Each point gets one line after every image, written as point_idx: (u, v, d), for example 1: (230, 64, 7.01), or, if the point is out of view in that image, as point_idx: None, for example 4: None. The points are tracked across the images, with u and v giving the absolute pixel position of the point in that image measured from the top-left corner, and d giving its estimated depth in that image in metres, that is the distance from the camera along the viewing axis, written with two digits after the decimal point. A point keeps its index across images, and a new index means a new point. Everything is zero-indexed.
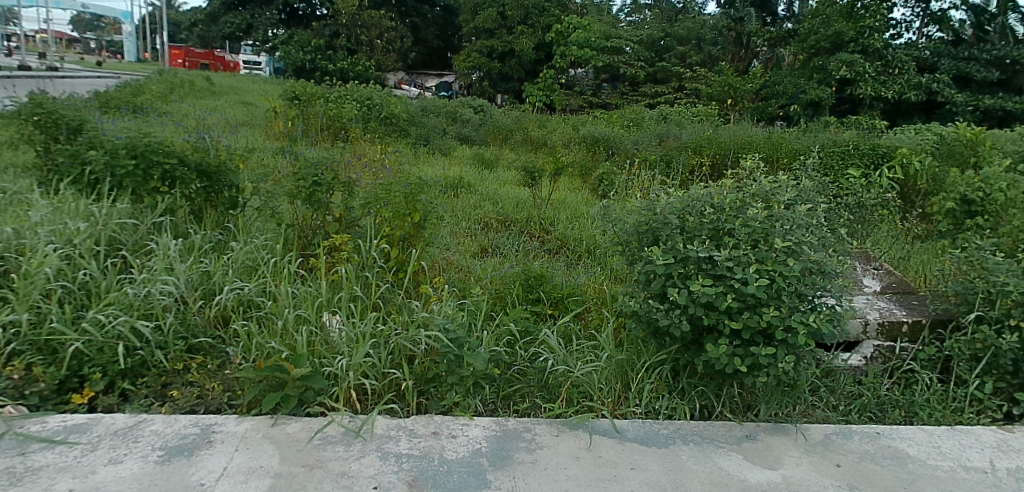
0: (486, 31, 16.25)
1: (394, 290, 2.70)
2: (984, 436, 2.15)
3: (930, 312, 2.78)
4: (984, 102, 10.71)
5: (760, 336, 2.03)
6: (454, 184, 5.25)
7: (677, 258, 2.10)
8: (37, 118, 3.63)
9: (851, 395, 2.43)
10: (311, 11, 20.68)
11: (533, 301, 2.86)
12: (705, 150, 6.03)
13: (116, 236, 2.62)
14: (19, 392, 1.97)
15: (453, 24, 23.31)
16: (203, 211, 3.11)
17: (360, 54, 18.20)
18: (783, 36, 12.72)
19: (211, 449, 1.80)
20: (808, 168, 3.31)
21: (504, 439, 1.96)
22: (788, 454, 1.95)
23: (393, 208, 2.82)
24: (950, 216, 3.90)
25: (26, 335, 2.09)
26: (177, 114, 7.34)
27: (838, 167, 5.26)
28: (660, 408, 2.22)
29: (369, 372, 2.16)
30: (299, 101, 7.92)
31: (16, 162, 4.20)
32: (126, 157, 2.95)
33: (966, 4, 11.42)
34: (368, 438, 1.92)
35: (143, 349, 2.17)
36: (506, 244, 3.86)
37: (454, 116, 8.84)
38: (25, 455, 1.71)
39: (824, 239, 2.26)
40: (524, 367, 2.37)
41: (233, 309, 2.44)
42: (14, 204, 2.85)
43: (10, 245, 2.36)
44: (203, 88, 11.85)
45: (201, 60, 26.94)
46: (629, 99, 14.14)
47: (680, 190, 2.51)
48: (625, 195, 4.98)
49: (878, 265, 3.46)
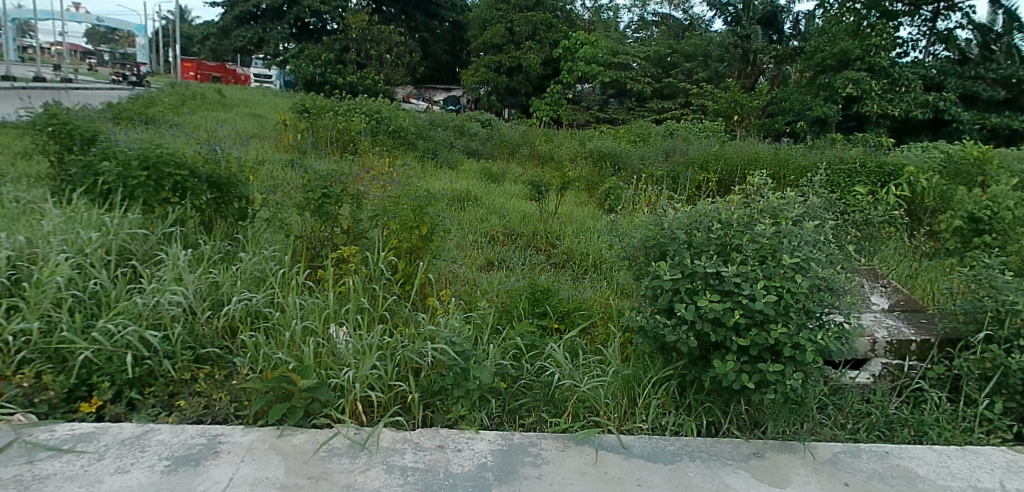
0: (494, 46, 16.43)
1: (400, 303, 2.71)
2: (994, 456, 2.12)
3: (938, 330, 2.75)
4: (990, 121, 10.68)
5: (768, 352, 2.02)
6: (461, 197, 5.28)
7: (684, 273, 2.10)
8: (54, 128, 3.71)
9: (859, 413, 2.41)
10: (322, 25, 21.05)
11: (539, 315, 2.87)
12: (712, 166, 6.02)
13: (127, 246, 2.64)
14: (30, 400, 2.00)
15: (462, 39, 23.69)
16: (213, 222, 3.14)
17: (370, 68, 18.36)
18: (789, 54, 13.06)
19: (217, 459, 1.80)
20: (816, 184, 3.30)
21: (509, 453, 1.95)
22: (797, 471, 1.94)
23: (400, 220, 2.82)
24: (957, 235, 3.83)
25: (37, 343, 2.11)
26: (188, 126, 7.46)
27: (845, 185, 5.30)
28: (666, 424, 2.22)
29: (376, 384, 2.16)
30: (309, 114, 8.03)
31: (31, 171, 4.25)
32: (138, 168, 2.99)
33: (972, 24, 11.38)
34: (374, 451, 1.91)
35: (151, 358, 2.19)
36: (512, 257, 3.87)
37: (461, 130, 8.94)
38: (32, 463, 1.72)
39: (832, 255, 2.25)
40: (530, 381, 2.37)
41: (241, 319, 2.46)
42: (28, 213, 2.88)
43: (23, 254, 2.39)
44: (214, 101, 12.00)
45: (213, 73, 27.52)
46: (635, 115, 14.25)
47: (688, 205, 2.51)
48: (632, 210, 5.00)
49: (886, 282, 3.44)
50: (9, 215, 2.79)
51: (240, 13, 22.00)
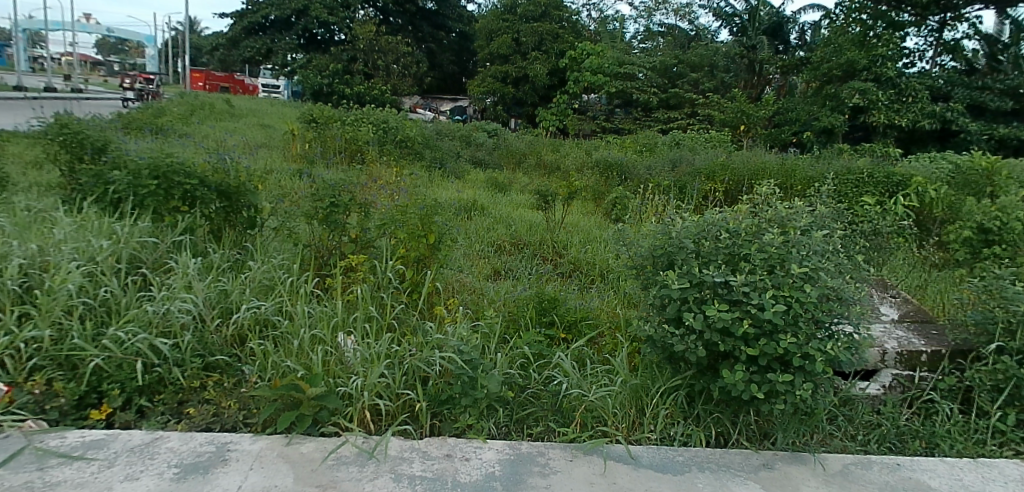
0: (500, 56, 16.64)
1: (408, 311, 2.72)
2: (1007, 469, 2.10)
3: (950, 341, 2.73)
4: (998, 132, 10.63)
5: (777, 362, 2.01)
6: (467, 206, 5.30)
7: (692, 283, 2.10)
8: (65, 137, 3.76)
9: (870, 424, 2.39)
10: (329, 36, 21.29)
11: (546, 324, 2.88)
12: (719, 176, 6.07)
13: (137, 254, 2.66)
14: (41, 407, 2.01)
15: (468, 49, 23.97)
16: (222, 231, 3.16)
17: (377, 78, 18.50)
18: (795, 63, 13.00)
19: (226, 467, 1.80)
20: (824, 194, 3.27)
21: (517, 463, 1.94)
22: (807, 483, 1.92)
23: (407, 229, 2.85)
24: (966, 245, 3.81)
25: (48, 350, 2.13)
26: (198, 135, 7.55)
27: (853, 195, 5.29)
28: (675, 434, 2.21)
29: (384, 392, 2.16)
30: (317, 123, 8.12)
31: (42, 180, 4.31)
32: (148, 177, 3.03)
33: (979, 34, 11.36)
34: (382, 460, 1.91)
35: (161, 366, 2.20)
36: (519, 266, 3.88)
37: (467, 139, 9.03)
38: (44, 470, 1.73)
39: (841, 265, 2.24)
40: (537, 390, 2.38)
41: (249, 329, 2.47)
42: (40, 221, 2.91)
43: (34, 261, 2.41)
44: (223, 110, 12.15)
45: (220, 83, 27.87)
46: (641, 124, 14.26)
47: (695, 215, 2.53)
48: (639, 220, 5.02)
49: (894, 293, 3.42)
50: (20, 223, 2.81)
51: (248, 25, 22.18)
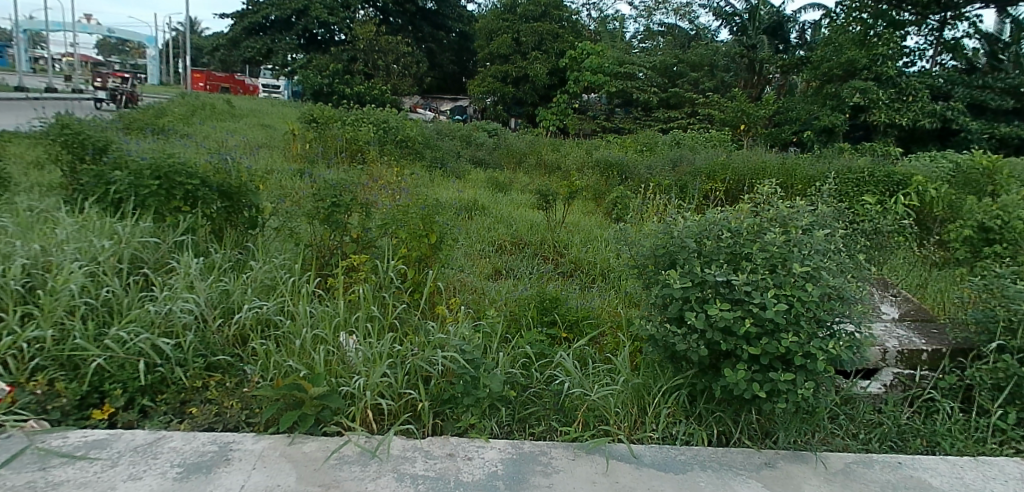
0: (500, 56, 16.64)
1: (410, 311, 2.72)
2: (1008, 467, 2.10)
3: (950, 340, 2.74)
4: (998, 131, 10.64)
5: (779, 361, 2.01)
6: (468, 206, 5.31)
7: (694, 282, 2.10)
8: (66, 138, 3.76)
9: (871, 423, 2.39)
10: (330, 36, 21.28)
11: (547, 324, 2.88)
12: (719, 176, 6.07)
13: (138, 254, 2.66)
14: (43, 406, 2.01)
15: (468, 49, 23.96)
16: (223, 231, 3.16)
17: (377, 78, 18.51)
18: (795, 63, 13.03)
19: (228, 466, 1.80)
20: (825, 194, 3.27)
21: (520, 463, 1.95)
22: (809, 482, 1.93)
23: (408, 228, 2.84)
24: (967, 244, 3.82)
25: (49, 350, 2.13)
26: (199, 135, 7.55)
27: (854, 194, 5.29)
28: (677, 433, 2.21)
29: (386, 392, 2.17)
30: (317, 123, 8.13)
31: (43, 181, 4.31)
32: (150, 178, 3.03)
33: (979, 33, 11.36)
34: (384, 459, 1.91)
35: (163, 366, 2.20)
36: (520, 266, 3.89)
37: (467, 139, 9.03)
38: (46, 470, 1.73)
39: (842, 264, 2.24)
40: (539, 389, 2.38)
41: (251, 328, 2.47)
42: (41, 221, 2.92)
43: (36, 261, 2.42)
44: (224, 110, 12.14)
45: (221, 84, 27.87)
46: (641, 124, 14.26)
47: (696, 214, 2.52)
48: (639, 219, 5.02)
49: (895, 292, 3.43)
50: (22, 223, 2.82)
51: (248, 25, 22.18)
